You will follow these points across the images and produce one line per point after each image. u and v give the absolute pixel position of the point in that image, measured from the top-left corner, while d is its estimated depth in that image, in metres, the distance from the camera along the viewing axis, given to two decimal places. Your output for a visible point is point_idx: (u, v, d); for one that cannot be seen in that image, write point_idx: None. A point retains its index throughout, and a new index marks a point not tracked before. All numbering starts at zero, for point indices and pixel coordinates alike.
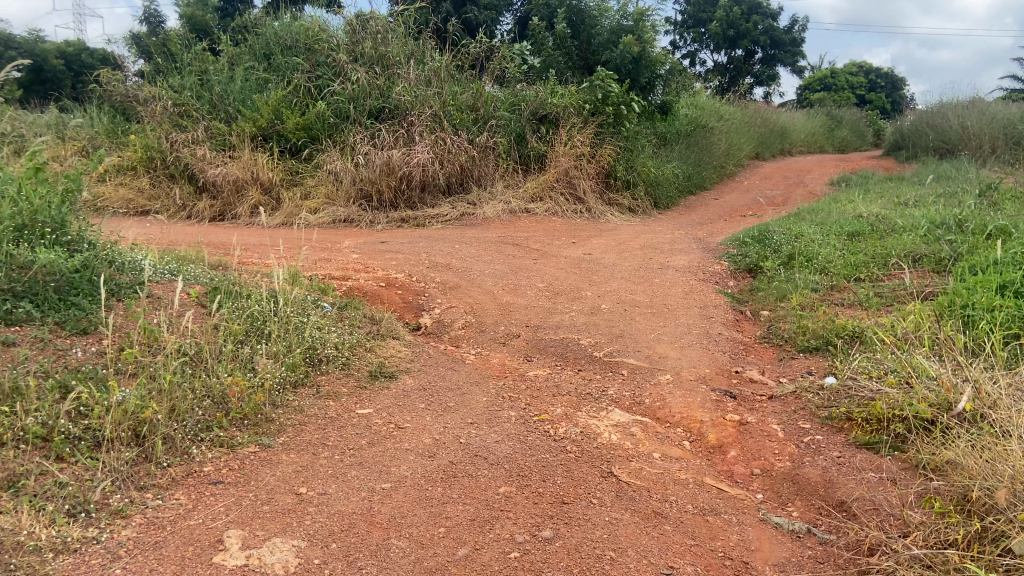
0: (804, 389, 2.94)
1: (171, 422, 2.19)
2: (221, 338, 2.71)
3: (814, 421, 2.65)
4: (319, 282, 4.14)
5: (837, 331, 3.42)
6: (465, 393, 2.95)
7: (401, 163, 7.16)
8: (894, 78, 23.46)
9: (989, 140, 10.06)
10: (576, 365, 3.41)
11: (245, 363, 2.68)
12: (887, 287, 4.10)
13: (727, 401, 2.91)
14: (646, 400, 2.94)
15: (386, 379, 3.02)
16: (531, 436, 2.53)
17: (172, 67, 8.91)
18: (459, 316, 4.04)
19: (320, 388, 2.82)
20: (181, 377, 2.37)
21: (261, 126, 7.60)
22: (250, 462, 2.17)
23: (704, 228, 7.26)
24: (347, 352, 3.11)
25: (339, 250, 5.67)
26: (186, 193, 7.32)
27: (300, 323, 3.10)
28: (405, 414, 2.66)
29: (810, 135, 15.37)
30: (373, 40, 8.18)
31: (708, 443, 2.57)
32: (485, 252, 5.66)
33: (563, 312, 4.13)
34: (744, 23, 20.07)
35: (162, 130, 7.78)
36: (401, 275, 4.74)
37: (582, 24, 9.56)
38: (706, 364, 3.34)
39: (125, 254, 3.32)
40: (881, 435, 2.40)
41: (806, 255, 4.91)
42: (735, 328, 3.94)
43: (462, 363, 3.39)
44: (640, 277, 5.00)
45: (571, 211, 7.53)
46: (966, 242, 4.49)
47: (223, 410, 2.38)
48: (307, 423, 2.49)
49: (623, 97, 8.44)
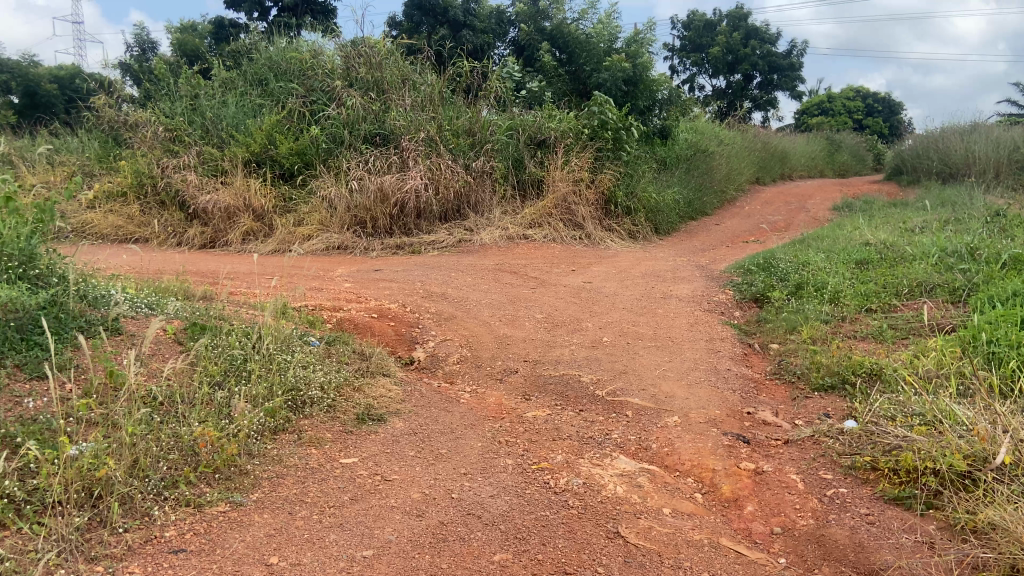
0: (822, 433, 2.74)
1: (130, 479, 2.01)
2: (195, 381, 2.53)
3: (837, 470, 2.45)
4: (308, 314, 3.96)
5: (853, 368, 3.22)
6: (458, 438, 2.75)
7: (395, 189, 7.01)
8: (893, 102, 23.44)
9: (993, 165, 9.94)
10: (578, 404, 3.20)
11: (219, 408, 2.49)
12: (902, 319, 3.91)
13: (740, 447, 2.71)
14: (653, 446, 2.74)
15: (373, 423, 2.81)
16: (530, 489, 2.33)
17: (165, 92, 8.79)
18: (454, 350, 3.85)
19: (302, 433, 2.61)
20: (146, 428, 2.20)
21: (254, 151, 7.46)
22: (218, 525, 1.97)
23: (707, 254, 7.07)
24: (333, 393, 2.92)
25: (332, 278, 5.49)
26: (176, 220, 7.15)
27: (282, 362, 2.91)
28: (392, 463, 2.45)
29: (810, 159, 15.32)
30: (368, 64, 8.07)
31: (722, 496, 2.36)
32: (482, 281, 5.47)
33: (563, 345, 3.93)
34: (742, 48, 20.20)
35: (154, 156, 7.63)
36: (394, 305, 4.55)
37: (577, 48, 9.46)
38: (715, 405, 3.13)
39: (98, 287, 3.14)
40: (910, 489, 2.20)
41: (815, 284, 4.72)
42: (744, 363, 3.74)
43: (457, 403, 3.18)
44: (643, 307, 4.81)
45: (570, 237, 7.36)
46: (980, 272, 4.31)
47: (191, 464, 2.19)
48: (285, 475, 2.29)
49: (621, 123, 8.32)
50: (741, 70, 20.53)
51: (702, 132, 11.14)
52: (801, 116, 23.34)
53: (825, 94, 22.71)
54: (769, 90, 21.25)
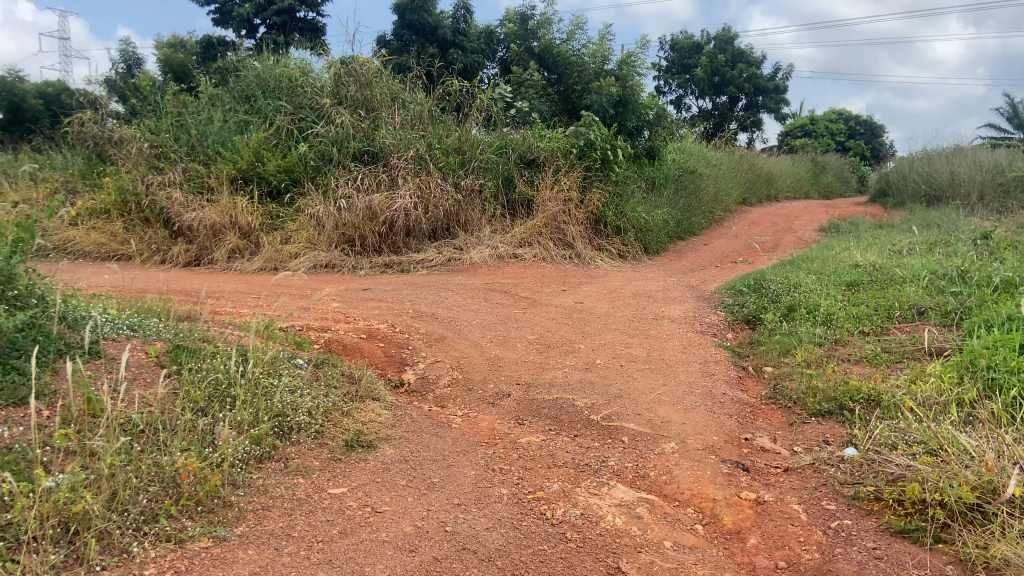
0: (823, 461, 2.69)
1: (109, 513, 1.93)
2: (178, 409, 2.45)
3: (840, 501, 2.40)
4: (295, 335, 3.87)
5: (851, 394, 3.17)
6: (451, 466, 2.67)
7: (384, 207, 6.95)
8: (875, 124, 23.75)
9: (978, 188, 10.01)
10: (572, 430, 3.13)
11: (203, 436, 2.41)
12: (896, 343, 3.88)
13: (740, 475, 2.65)
14: (651, 474, 2.67)
15: (363, 450, 2.72)
16: (526, 521, 2.25)
17: (151, 108, 8.72)
18: (445, 372, 3.77)
19: (289, 462, 2.52)
20: (126, 459, 2.11)
21: (241, 168, 7.38)
22: (201, 561, 1.88)
23: (697, 275, 7.05)
24: (321, 419, 2.84)
25: (320, 297, 5.40)
26: (161, 238, 7.04)
27: (269, 386, 2.82)
28: (383, 493, 2.36)
29: (796, 180, 15.43)
30: (357, 82, 8.02)
31: (723, 527, 2.29)
32: (472, 301, 5.40)
33: (556, 368, 3.87)
34: (728, 70, 20.42)
35: (138, 173, 7.53)
36: (383, 325, 4.47)
37: (566, 69, 9.50)
38: (713, 431, 3.07)
39: (78, 309, 3.04)
40: (916, 521, 2.16)
41: (807, 306, 4.70)
42: (739, 387, 3.69)
43: (449, 428, 3.10)
44: (635, 328, 4.76)
45: (559, 256, 7.33)
46: (973, 295, 4.30)
47: (172, 496, 2.10)
48: (271, 507, 2.20)
49: (610, 143, 8.31)
50: (727, 92, 20.72)
51: (690, 152, 11.19)
52: (785, 137, 23.60)
53: (808, 116, 22.99)
54: (754, 112, 21.48)
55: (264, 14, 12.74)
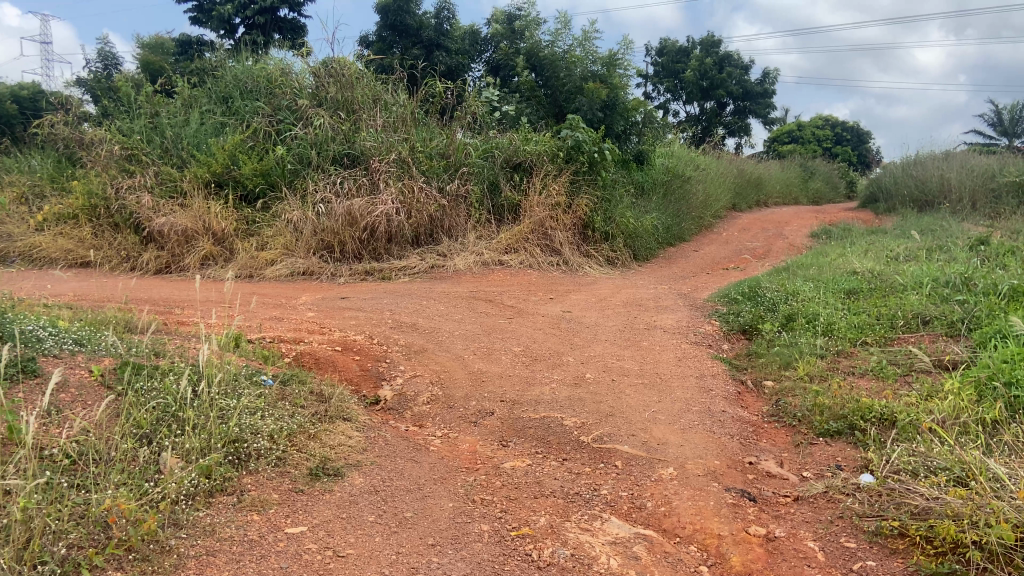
0: (837, 489, 2.45)
1: (16, 567, 1.65)
2: (118, 437, 2.17)
3: (860, 537, 2.16)
4: (262, 348, 3.59)
5: (862, 413, 2.93)
6: (427, 497, 2.39)
7: (364, 212, 6.66)
8: (863, 130, 23.77)
9: (970, 195, 9.89)
10: (561, 453, 2.86)
11: (144, 468, 2.13)
12: (902, 355, 3.66)
13: (746, 506, 2.40)
14: (648, 504, 2.41)
15: (329, 479, 2.44)
16: (508, 565, 1.99)
17: (123, 110, 8.41)
18: (424, 389, 3.49)
19: (243, 495, 2.23)
20: (43, 500, 1.83)
21: (215, 171, 7.09)
22: None
23: (688, 282, 6.82)
24: (283, 443, 2.55)
25: (295, 307, 5.12)
26: (130, 243, 6.69)
27: (225, 408, 2.53)
28: (348, 533, 2.08)
29: (785, 185, 15.37)
30: (338, 83, 7.75)
31: (732, 569, 2.04)
32: (455, 310, 5.14)
33: (542, 383, 3.60)
34: (716, 74, 20.23)
35: (108, 176, 7.20)
36: (360, 336, 4.20)
37: (552, 70, 9.30)
38: (714, 454, 2.81)
39: (15, 323, 2.75)
40: (948, 564, 1.93)
41: (806, 314, 4.47)
42: (739, 404, 3.43)
43: (426, 452, 2.82)
44: (626, 339, 4.51)
45: (546, 263, 7.07)
46: (980, 304, 4.08)
47: (99, 545, 1.82)
48: (218, 551, 1.92)
49: (596, 145, 8.07)
50: (715, 96, 20.60)
51: (678, 157, 11.00)
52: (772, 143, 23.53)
53: (795, 122, 23.04)
54: (742, 117, 21.35)
55: (245, 13, 12.43)
